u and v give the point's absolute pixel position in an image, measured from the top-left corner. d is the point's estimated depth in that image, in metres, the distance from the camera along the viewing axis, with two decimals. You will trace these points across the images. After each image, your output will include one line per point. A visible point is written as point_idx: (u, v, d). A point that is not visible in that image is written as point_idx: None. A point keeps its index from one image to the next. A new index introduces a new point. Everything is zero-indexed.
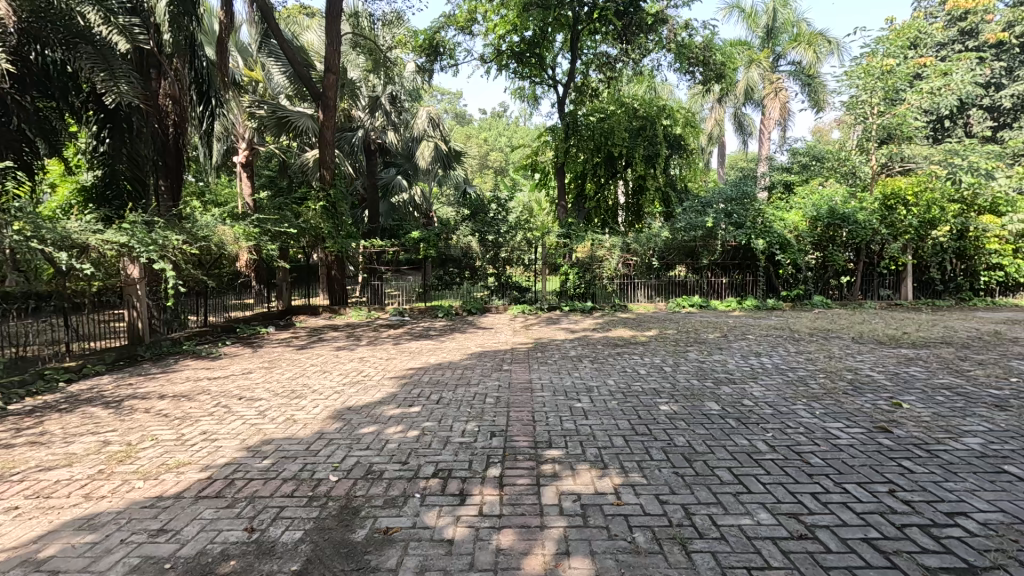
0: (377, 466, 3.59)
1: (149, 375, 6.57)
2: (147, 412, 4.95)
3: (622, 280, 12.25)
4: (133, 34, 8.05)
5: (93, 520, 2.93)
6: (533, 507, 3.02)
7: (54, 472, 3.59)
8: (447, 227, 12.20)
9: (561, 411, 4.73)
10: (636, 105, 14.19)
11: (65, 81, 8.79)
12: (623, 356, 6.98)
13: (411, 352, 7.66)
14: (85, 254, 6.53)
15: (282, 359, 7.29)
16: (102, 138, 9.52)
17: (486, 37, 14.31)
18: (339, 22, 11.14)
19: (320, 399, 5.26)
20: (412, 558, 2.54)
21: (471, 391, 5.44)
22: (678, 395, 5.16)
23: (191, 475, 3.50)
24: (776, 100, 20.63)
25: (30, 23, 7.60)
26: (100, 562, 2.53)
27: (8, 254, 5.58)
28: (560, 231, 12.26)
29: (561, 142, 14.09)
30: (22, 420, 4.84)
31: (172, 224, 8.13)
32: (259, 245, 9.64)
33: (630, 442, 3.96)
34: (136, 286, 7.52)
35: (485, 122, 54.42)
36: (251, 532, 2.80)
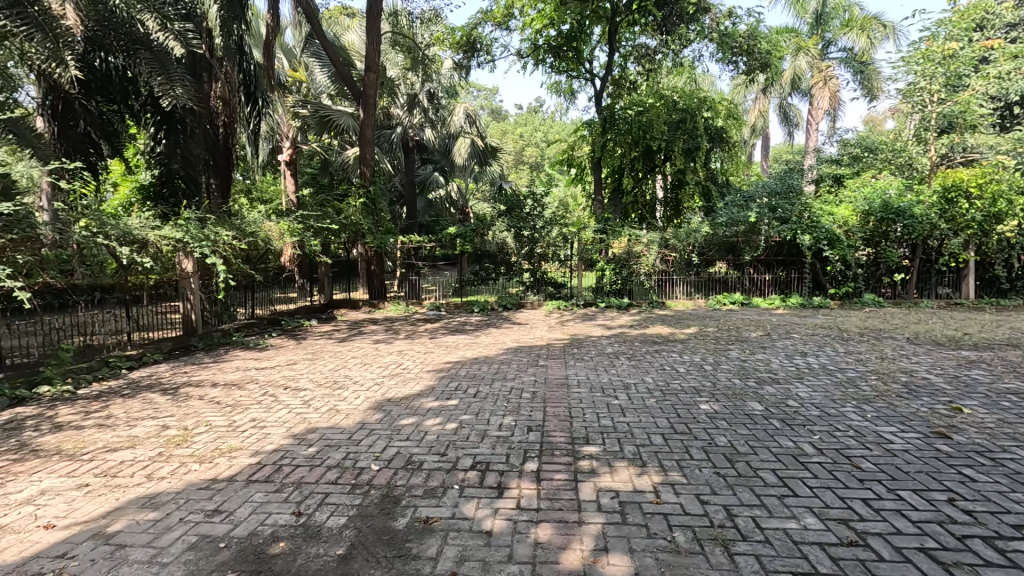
0: (416, 457, 3.67)
1: (202, 364, 6.91)
2: (201, 399, 5.21)
3: (660, 276, 12.01)
4: (186, 39, 8.39)
5: (154, 499, 3.11)
6: (571, 502, 3.02)
7: (119, 453, 3.83)
8: (483, 223, 12.28)
9: (598, 408, 4.70)
10: (676, 97, 13.87)
11: (125, 85, 9.37)
12: (661, 354, 6.87)
13: (448, 346, 7.76)
14: (145, 248, 6.90)
15: (325, 352, 7.53)
16: (158, 138, 9.96)
17: (524, 31, 14.31)
18: (380, 21, 11.32)
19: (361, 390, 5.41)
20: (452, 548, 2.58)
21: (507, 385, 5.49)
22: (720, 394, 5.03)
23: (242, 459, 3.68)
24: (825, 89, 19.62)
25: (95, 31, 8.18)
26: (162, 538, 2.69)
27: (74, 250, 5.93)
28: (597, 227, 12.14)
29: (598, 137, 13.93)
30: (90, 403, 5.20)
31: (223, 221, 8.49)
32: (302, 241, 9.96)
33: (669, 440, 3.90)
34: (190, 280, 7.92)
35: (521, 117, 54.39)
36: (299, 516, 2.91)
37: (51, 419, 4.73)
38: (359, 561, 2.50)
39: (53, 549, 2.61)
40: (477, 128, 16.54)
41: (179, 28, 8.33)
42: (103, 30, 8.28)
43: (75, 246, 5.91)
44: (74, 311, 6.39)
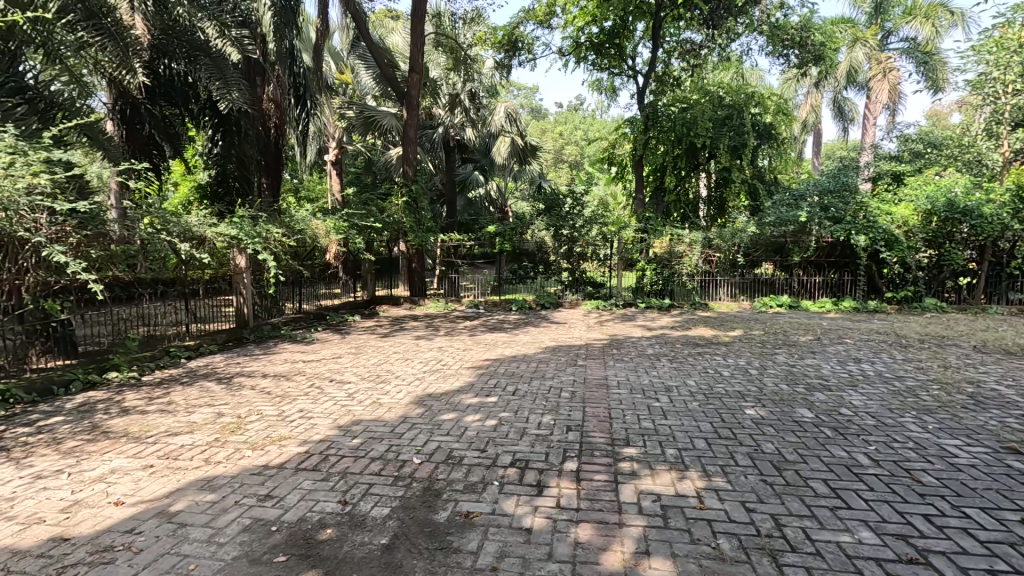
0: (456, 452, 3.73)
1: (253, 356, 7.23)
2: (253, 389, 5.47)
3: (703, 277, 11.70)
4: (243, 46, 8.97)
5: (212, 482, 3.29)
6: (611, 503, 2.99)
7: (180, 437, 4.07)
8: (523, 222, 12.35)
9: (639, 410, 4.63)
10: (722, 93, 13.48)
11: (185, 91, 9.95)
12: (705, 356, 6.70)
13: (487, 344, 7.83)
14: (202, 244, 7.29)
15: (368, 346, 7.74)
16: (216, 140, 10.76)
17: (566, 29, 14.24)
18: (424, 22, 11.51)
19: (403, 384, 5.54)
20: (492, 543, 2.61)
21: (546, 384, 5.49)
22: (766, 399, 4.87)
23: (291, 448, 3.83)
24: (885, 81, 18.39)
25: (161, 39, 8.64)
26: (219, 520, 2.84)
27: (140, 245, 6.24)
28: (638, 226, 11.96)
29: (640, 135, 13.70)
30: (153, 390, 5.54)
31: (274, 219, 8.88)
32: (347, 239, 10.26)
33: (713, 445, 3.80)
34: (243, 275, 8.35)
35: (561, 115, 54.12)
36: (344, 505, 3.01)
37: (120, 403, 5.08)
38: (402, 551, 2.56)
39: (123, 524, 2.80)
40: (518, 126, 16.54)
41: (235, 35, 8.83)
42: (169, 39, 8.75)
43: (140, 241, 6.23)
44: (139, 303, 6.77)
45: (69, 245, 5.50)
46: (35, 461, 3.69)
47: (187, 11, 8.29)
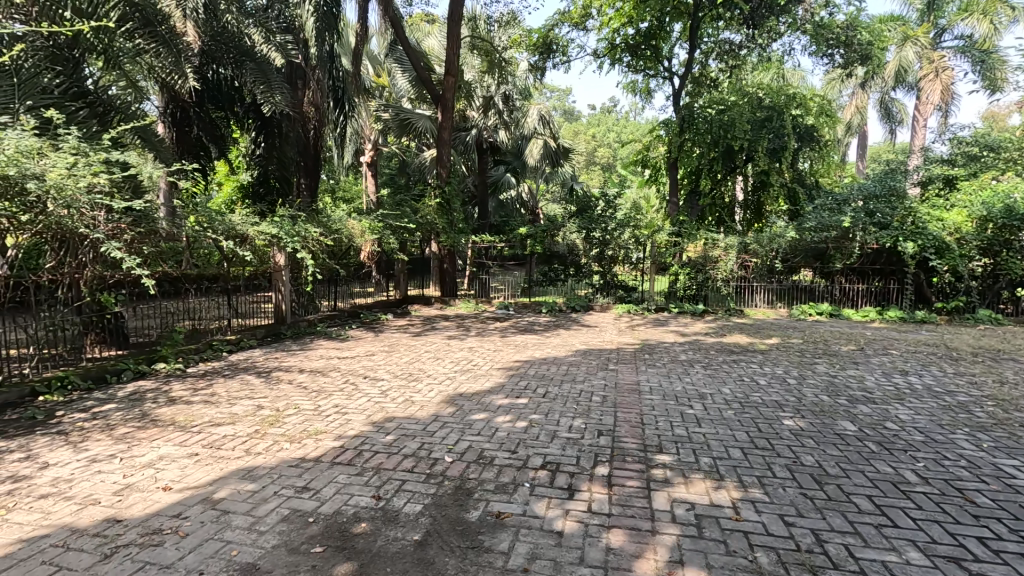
0: (488, 452, 3.75)
1: (291, 352, 7.44)
2: (291, 383, 5.64)
3: (739, 282, 11.40)
4: (286, 50, 9.38)
5: (252, 472, 3.40)
6: (644, 510, 2.95)
7: (222, 428, 4.22)
8: (554, 224, 12.34)
9: (672, 417, 4.55)
10: (761, 94, 13.13)
11: (230, 94, 10.19)
12: (740, 364, 6.53)
13: (517, 345, 7.84)
14: (244, 242, 7.55)
15: (400, 345, 7.86)
16: (258, 142, 11.17)
17: (601, 31, 14.18)
18: (460, 25, 11.60)
19: (435, 383, 5.61)
20: (523, 544, 2.62)
21: (577, 388, 5.45)
22: (805, 410, 4.72)
23: (327, 442, 3.93)
24: (937, 81, 17.52)
25: (210, 46, 9.10)
26: (259, 509, 2.94)
27: (186, 242, 6.56)
28: (671, 229, 11.78)
29: (675, 137, 13.47)
30: (198, 381, 5.79)
31: (312, 218, 9.15)
32: (381, 239, 10.47)
33: (749, 456, 3.70)
34: (281, 273, 8.59)
35: (595, 117, 53.80)
36: (378, 500, 3.07)
37: (167, 392, 5.32)
38: (434, 548, 2.59)
39: (171, 509, 2.92)
40: (551, 129, 16.55)
41: (280, 40, 9.32)
42: (217, 44, 9.21)
43: (186, 238, 6.53)
44: (185, 296, 7.06)
45: (124, 241, 5.80)
46: (91, 445, 3.90)
47: (235, 18, 8.81)
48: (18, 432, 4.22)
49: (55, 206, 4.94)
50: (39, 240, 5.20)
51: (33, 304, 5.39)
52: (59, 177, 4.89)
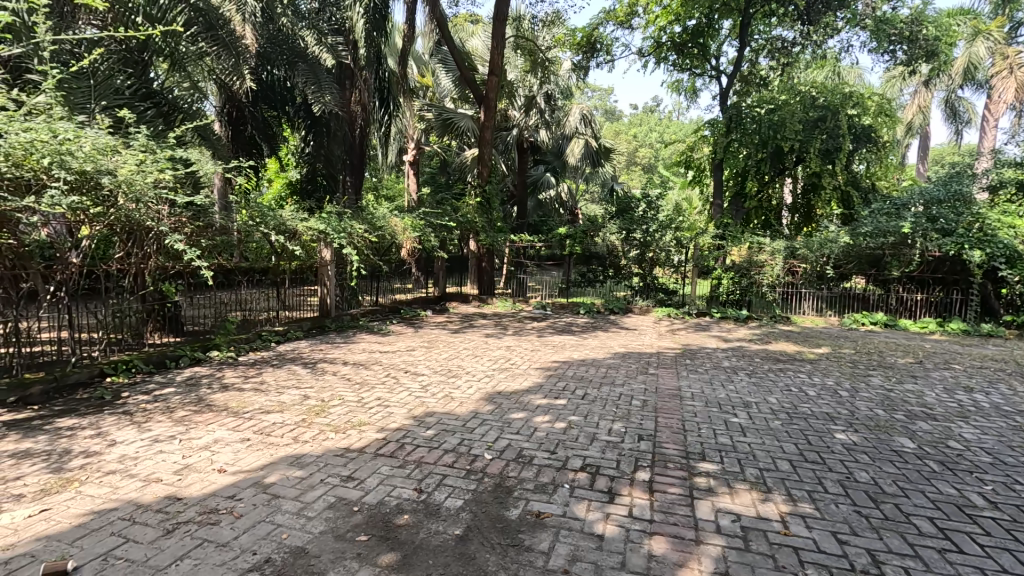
0: (527, 451, 3.76)
1: (335, 344, 7.66)
2: (335, 375, 5.82)
3: (786, 289, 10.96)
4: (337, 51, 9.71)
5: (300, 459, 3.52)
6: (687, 519, 2.89)
7: (272, 415, 4.40)
8: (594, 225, 12.22)
9: (715, 425, 4.42)
10: (814, 93, 12.56)
11: (284, 93, 10.73)
12: (787, 373, 6.29)
13: (555, 346, 7.80)
14: (294, 237, 7.82)
15: (439, 341, 7.97)
16: (308, 141, 11.65)
17: (647, 29, 13.98)
18: (505, 24, 11.60)
19: (473, 380, 5.66)
20: (563, 545, 2.60)
21: (616, 391, 5.39)
22: (859, 424, 4.49)
23: (370, 434, 4.03)
24: (1010, 79, 16.35)
25: (265, 49, 9.37)
26: (307, 495, 3.04)
27: (238, 236, 6.87)
28: (715, 232, 11.49)
29: (721, 138, 13.11)
30: (249, 369, 6.05)
31: (357, 215, 9.40)
32: (422, 237, 10.65)
33: (798, 468, 3.56)
34: (327, 267, 8.87)
35: (637, 117, 52.98)
36: (420, 493, 3.12)
37: (220, 379, 5.59)
38: (475, 544, 2.62)
39: (226, 490, 3.07)
40: (593, 129, 16.41)
41: (331, 42, 9.68)
42: (271, 48, 9.46)
43: (238, 233, 6.82)
44: (238, 288, 7.38)
45: (184, 233, 6.12)
46: (153, 425, 4.14)
47: (290, 20, 9.25)
48: (89, 410, 4.53)
49: (126, 200, 5.27)
50: (110, 232, 5.50)
51: (103, 291, 5.73)
52: (130, 172, 5.19)
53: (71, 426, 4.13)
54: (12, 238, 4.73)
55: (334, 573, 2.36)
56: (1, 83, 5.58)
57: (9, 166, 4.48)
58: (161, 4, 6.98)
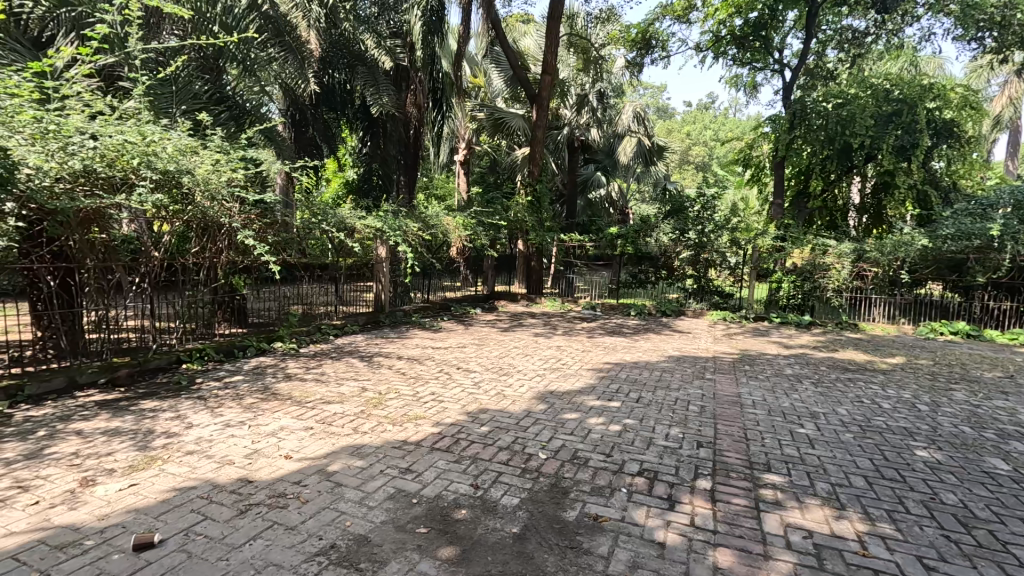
0: (582, 453, 3.70)
1: (389, 339, 7.86)
2: (391, 368, 5.96)
3: (854, 294, 10.25)
4: (395, 54, 10.23)
5: (360, 450, 3.63)
6: (754, 532, 2.76)
7: (333, 406, 4.56)
8: (646, 225, 11.94)
9: (780, 435, 4.21)
10: (889, 86, 11.70)
11: (343, 97, 10.95)
12: (858, 383, 5.91)
13: (606, 347, 7.69)
14: (353, 234, 8.09)
15: (490, 339, 8.04)
16: (365, 142, 12.19)
17: (705, 23, 13.54)
18: (559, 22, 11.49)
19: (525, 379, 5.66)
20: (623, 551, 2.54)
21: (672, 395, 5.24)
22: (942, 441, 4.15)
23: (426, 428, 4.09)
24: None
25: (327, 53, 9.79)
26: (369, 485, 3.12)
27: (303, 234, 7.17)
28: (775, 234, 10.96)
29: (783, 134, 12.42)
30: (310, 360, 6.31)
31: (411, 214, 9.62)
32: (473, 236, 10.78)
33: (875, 486, 3.33)
34: (383, 264, 9.13)
35: (690, 115, 51.46)
36: (476, 489, 3.14)
37: (284, 369, 5.86)
38: (533, 543, 2.60)
39: (292, 475, 3.20)
40: (646, 127, 16.05)
41: (390, 45, 10.15)
42: (334, 51, 10.00)
43: (299, 229, 7.10)
44: (299, 283, 7.69)
45: (255, 229, 6.48)
46: (225, 411, 4.38)
47: (351, 25, 9.55)
48: (168, 394, 4.85)
49: (202, 198, 5.62)
50: (187, 227, 5.88)
51: (179, 283, 6.05)
52: (206, 173, 5.55)
53: (153, 407, 4.44)
54: (104, 233, 5.33)
55: (396, 562, 2.40)
56: (98, 91, 6.13)
57: (104, 167, 4.88)
58: (236, 13, 7.48)
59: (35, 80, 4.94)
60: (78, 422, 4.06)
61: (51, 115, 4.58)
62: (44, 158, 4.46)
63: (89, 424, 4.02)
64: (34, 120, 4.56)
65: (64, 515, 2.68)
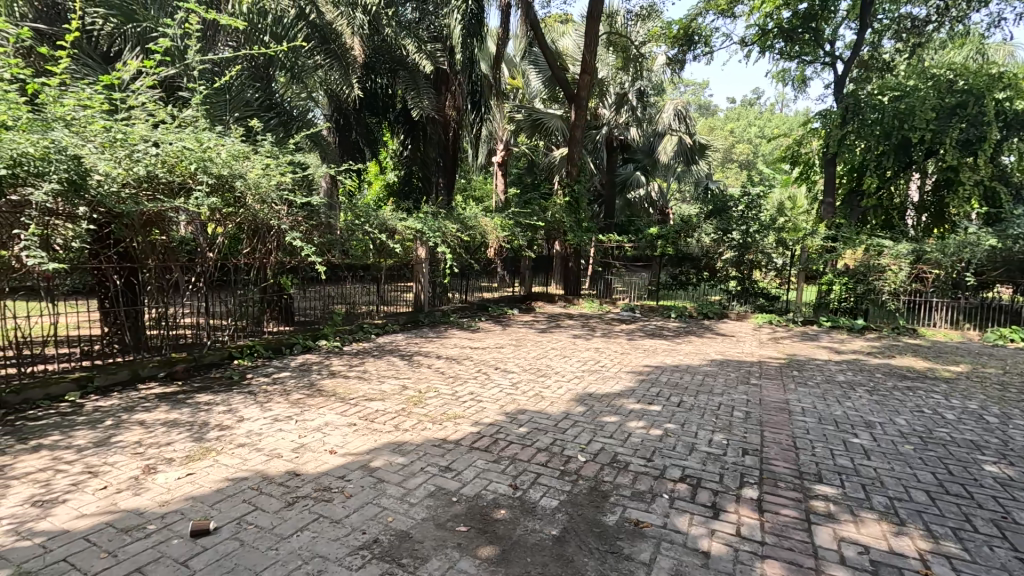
0: (622, 457, 3.65)
1: (428, 338, 7.99)
2: (430, 367, 6.06)
3: (912, 297, 9.64)
4: (435, 57, 10.06)
5: (401, 447, 3.69)
6: (805, 545, 2.64)
7: (374, 403, 4.66)
8: (688, 226, 11.67)
9: (832, 444, 4.01)
10: (953, 76, 10.99)
11: (384, 101, 11.29)
12: (918, 392, 5.57)
13: (645, 350, 7.56)
14: (393, 236, 8.27)
15: (527, 340, 8.06)
16: (405, 145, 12.40)
17: (750, 17, 13.12)
18: (599, 21, 11.39)
19: (563, 380, 5.63)
20: (665, 558, 2.49)
21: (716, 400, 5.09)
22: (1015, 456, 3.86)
23: (465, 427, 4.13)
24: None
25: (371, 58, 10.14)
26: (410, 482, 3.17)
27: (350, 235, 7.41)
28: (826, 233, 10.50)
29: (834, 130, 11.88)
30: (353, 358, 6.49)
31: (450, 215, 9.72)
32: (511, 237, 10.83)
33: (938, 502, 3.13)
34: (421, 265, 9.26)
35: (734, 111, 50.03)
36: (515, 489, 3.14)
37: (328, 366, 6.06)
38: (572, 546, 2.58)
39: (336, 470, 3.29)
40: (687, 125, 15.68)
41: (430, 49, 9.94)
42: (376, 57, 10.25)
43: (343, 230, 7.30)
44: (343, 283, 7.89)
45: (301, 230, 6.70)
46: (273, 405, 4.56)
47: (394, 31, 9.60)
48: (221, 388, 5.09)
49: (253, 202, 5.85)
50: (238, 229, 6.14)
51: (231, 283, 6.29)
52: (257, 177, 5.79)
53: (207, 401, 4.66)
54: (164, 235, 5.59)
55: (436, 560, 2.43)
56: (160, 101, 6.52)
57: (165, 172, 5.15)
58: (285, 23, 7.71)
59: (105, 92, 5.27)
60: (140, 413, 4.31)
61: (117, 125, 4.91)
62: (113, 164, 4.71)
63: (150, 415, 4.26)
64: (102, 130, 4.89)
65: (129, 500, 2.85)
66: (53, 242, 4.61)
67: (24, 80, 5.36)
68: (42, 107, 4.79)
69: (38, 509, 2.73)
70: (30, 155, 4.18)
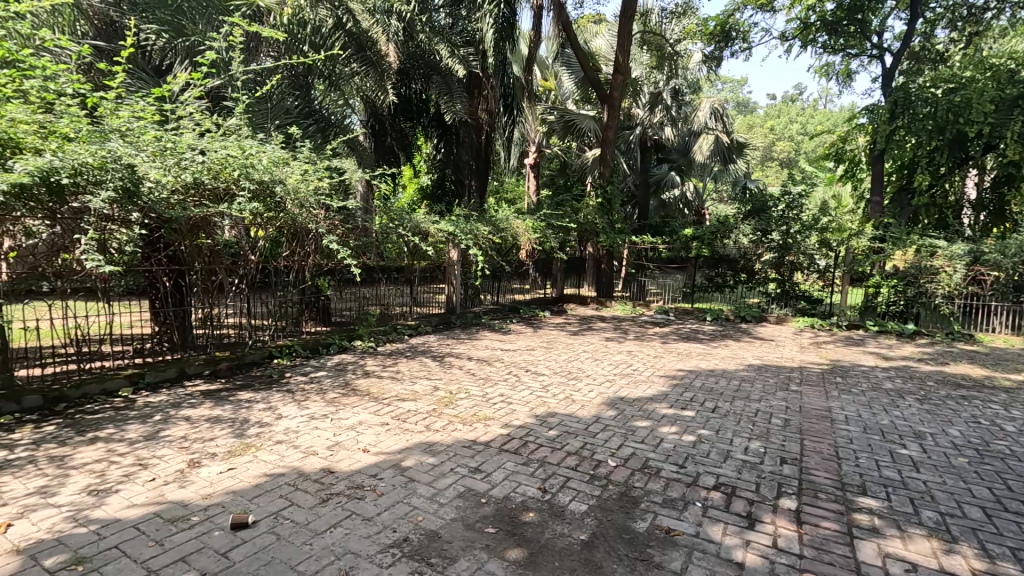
0: (654, 463, 3.58)
1: (459, 340, 8.07)
2: (461, 369, 6.11)
3: (969, 300, 9.07)
4: (469, 61, 10.12)
5: (432, 447, 3.74)
6: (846, 560, 2.53)
7: (406, 403, 4.74)
8: (724, 226, 11.36)
9: (879, 455, 3.83)
10: (1014, 66, 10.32)
11: (418, 106, 11.46)
12: (973, 402, 5.25)
13: (679, 353, 7.40)
14: (426, 238, 8.37)
15: (559, 342, 8.02)
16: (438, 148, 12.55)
17: (791, 10, 12.69)
18: (633, 20, 11.23)
19: (594, 384, 5.57)
20: (698, 568, 2.43)
21: (753, 406, 4.94)
22: None
23: (495, 428, 4.15)
24: None
25: (405, 64, 10.28)
26: (439, 482, 3.21)
27: (384, 238, 7.51)
28: (873, 233, 10.04)
29: (882, 125, 11.34)
30: (386, 359, 6.62)
31: (482, 217, 9.79)
32: (543, 239, 10.81)
33: (995, 519, 2.94)
34: (454, 267, 9.36)
35: (774, 108, 48.51)
36: (544, 492, 3.13)
37: (363, 366, 6.20)
38: (601, 552, 2.55)
39: (369, 469, 3.36)
40: (724, 123, 15.27)
41: (463, 54, 10.09)
42: (410, 63, 10.37)
43: (377, 233, 7.43)
44: (377, 285, 8.05)
45: (338, 234, 6.90)
46: (310, 404, 4.70)
47: (427, 36, 9.69)
48: (261, 386, 5.29)
49: (292, 206, 6.03)
50: (279, 233, 6.34)
51: (272, 284, 6.55)
52: (296, 182, 5.98)
53: (248, 398, 4.85)
54: (210, 239, 5.87)
55: (464, 560, 2.45)
56: (207, 111, 6.83)
57: (210, 179, 5.39)
58: (322, 33, 8.05)
59: (156, 104, 5.57)
60: (187, 409, 4.52)
61: (167, 135, 5.16)
62: (163, 172, 4.97)
63: (196, 411, 4.46)
64: (154, 140, 5.16)
65: (176, 492, 2.99)
66: (110, 246, 4.83)
67: (83, 94, 5.71)
68: (101, 120, 5.11)
69: (93, 498, 2.90)
70: (89, 164, 4.48)
